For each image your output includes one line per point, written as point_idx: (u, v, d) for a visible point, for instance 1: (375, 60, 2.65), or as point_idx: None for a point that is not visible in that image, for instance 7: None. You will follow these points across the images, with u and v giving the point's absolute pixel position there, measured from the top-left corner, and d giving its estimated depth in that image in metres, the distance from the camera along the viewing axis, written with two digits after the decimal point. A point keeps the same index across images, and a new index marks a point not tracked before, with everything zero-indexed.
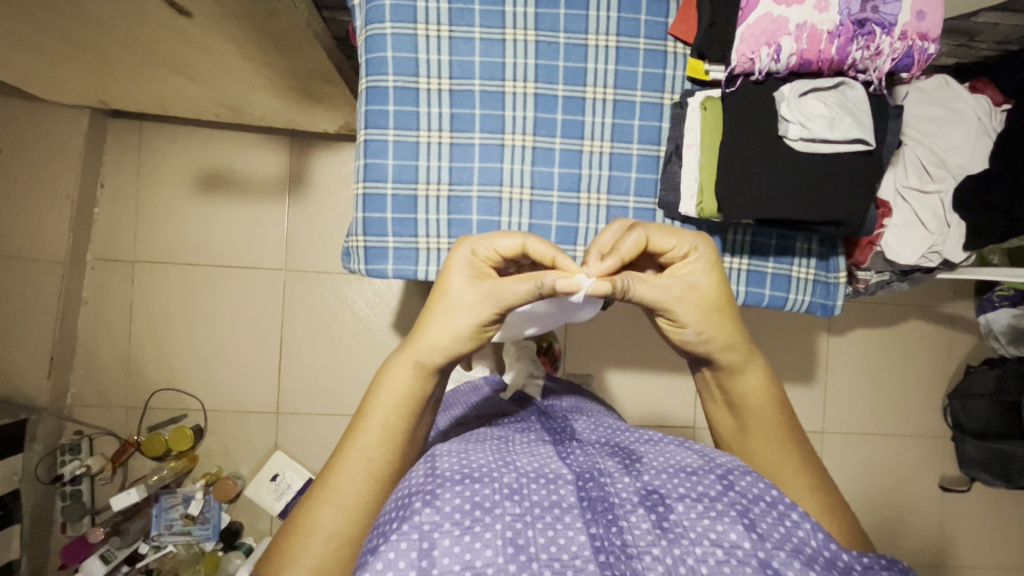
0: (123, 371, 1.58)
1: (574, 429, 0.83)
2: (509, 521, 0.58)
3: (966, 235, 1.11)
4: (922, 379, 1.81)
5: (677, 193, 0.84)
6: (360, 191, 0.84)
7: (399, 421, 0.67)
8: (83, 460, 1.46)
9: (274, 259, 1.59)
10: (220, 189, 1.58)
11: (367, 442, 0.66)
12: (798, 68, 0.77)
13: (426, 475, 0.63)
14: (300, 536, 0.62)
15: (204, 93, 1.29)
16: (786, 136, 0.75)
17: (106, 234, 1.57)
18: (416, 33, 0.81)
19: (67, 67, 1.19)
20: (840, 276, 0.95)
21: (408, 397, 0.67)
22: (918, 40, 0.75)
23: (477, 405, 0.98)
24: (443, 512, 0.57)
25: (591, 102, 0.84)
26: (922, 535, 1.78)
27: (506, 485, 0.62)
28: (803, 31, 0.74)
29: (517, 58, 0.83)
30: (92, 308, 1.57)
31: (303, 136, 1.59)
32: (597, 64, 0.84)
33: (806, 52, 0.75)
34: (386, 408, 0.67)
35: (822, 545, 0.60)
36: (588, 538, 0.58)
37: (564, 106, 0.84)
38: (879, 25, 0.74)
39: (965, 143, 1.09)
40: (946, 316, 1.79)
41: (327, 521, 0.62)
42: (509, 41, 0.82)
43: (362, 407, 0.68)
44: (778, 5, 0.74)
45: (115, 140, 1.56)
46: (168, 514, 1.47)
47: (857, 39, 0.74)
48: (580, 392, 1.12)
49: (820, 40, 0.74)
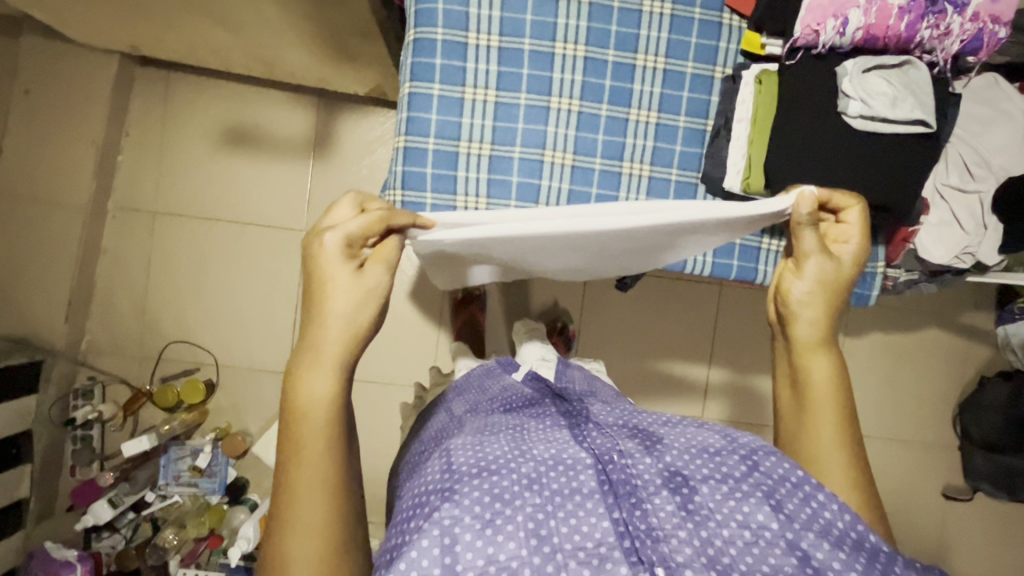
0: (138, 320, 1.58)
1: (590, 412, 0.79)
2: (530, 511, 0.58)
3: (1000, 240, 1.09)
4: (934, 387, 1.80)
5: (722, 168, 0.82)
6: (401, 144, 0.83)
7: (331, 418, 0.63)
8: (95, 407, 1.48)
9: (295, 220, 1.58)
10: (245, 145, 1.57)
11: (308, 456, 0.62)
12: (862, 44, 0.74)
13: (443, 475, 0.64)
14: (288, 533, 0.60)
15: (239, 44, 1.28)
16: (846, 113, 0.74)
17: (130, 182, 1.56)
18: None
19: (102, 5, 1.17)
20: (879, 266, 0.95)
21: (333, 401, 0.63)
22: (990, 23, 0.73)
23: (479, 383, 0.95)
24: (464, 507, 0.58)
25: (641, 70, 0.83)
26: (920, 540, 1.78)
27: (524, 476, 0.62)
28: (872, 4, 0.72)
29: (569, 20, 0.81)
30: (111, 256, 1.57)
31: (331, 97, 1.57)
32: (650, 31, 0.82)
33: (873, 27, 0.73)
34: (319, 423, 0.62)
35: (849, 526, 0.61)
36: (611, 522, 0.58)
37: (613, 72, 0.83)
38: (951, 4, 0.72)
39: (1010, 144, 1.06)
40: (964, 325, 1.78)
41: (312, 515, 0.60)
42: (561, 2, 0.81)
43: (289, 429, 0.63)
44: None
45: (144, 89, 1.55)
46: (177, 464, 1.48)
47: (928, 16, 0.72)
48: (593, 376, 1.05)
49: (889, 15, 0.72)
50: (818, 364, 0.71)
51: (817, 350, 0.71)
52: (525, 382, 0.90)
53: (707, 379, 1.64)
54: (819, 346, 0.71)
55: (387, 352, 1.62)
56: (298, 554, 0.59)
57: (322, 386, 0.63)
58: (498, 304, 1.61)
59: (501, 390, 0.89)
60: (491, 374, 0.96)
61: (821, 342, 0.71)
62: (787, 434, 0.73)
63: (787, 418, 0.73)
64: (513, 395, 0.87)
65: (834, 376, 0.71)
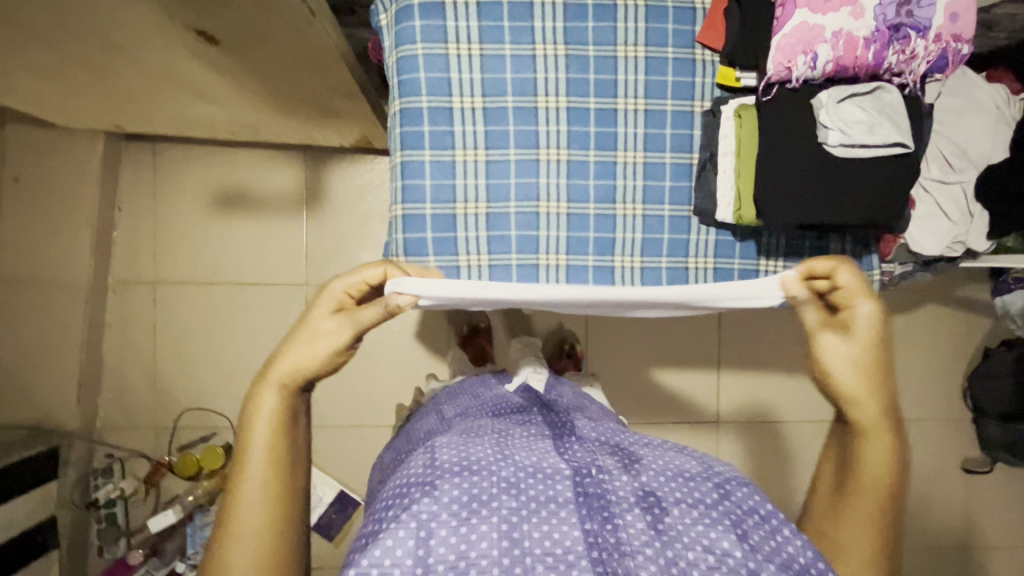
0: (150, 392, 1.58)
1: (575, 425, 0.81)
2: (505, 514, 0.62)
3: (989, 225, 1.13)
4: (941, 364, 1.82)
5: (712, 201, 0.85)
6: (399, 213, 0.85)
7: (279, 436, 0.70)
8: (116, 483, 1.49)
9: (295, 274, 1.60)
10: (236, 207, 1.59)
11: (256, 462, 0.68)
12: (834, 74, 0.77)
13: (427, 467, 0.67)
14: (231, 531, 0.66)
15: (221, 115, 1.30)
16: (826, 143, 0.76)
17: (128, 256, 1.57)
18: (447, 52, 0.82)
19: (83, 93, 1.19)
20: (875, 273, 0.96)
21: (281, 418, 0.70)
22: (953, 41, 0.76)
23: (472, 389, 0.96)
24: (442, 503, 0.61)
25: (623, 112, 0.85)
26: (945, 517, 1.80)
27: (504, 479, 0.65)
28: (839, 38, 0.75)
29: (547, 74, 0.84)
30: (117, 331, 1.58)
31: (317, 150, 1.59)
32: (627, 75, 0.85)
33: (842, 59, 0.75)
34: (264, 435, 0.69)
35: (811, 562, 0.63)
36: (582, 531, 0.61)
37: (596, 118, 0.85)
38: (914, 29, 0.75)
39: (984, 132, 1.09)
40: (962, 300, 1.80)
41: (250, 514, 0.66)
42: (539, 56, 0.83)
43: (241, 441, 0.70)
44: (813, 14, 0.75)
45: (133, 163, 1.57)
46: (203, 531, 1.48)
47: (893, 43, 0.75)
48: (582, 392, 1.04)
49: (856, 47, 0.75)
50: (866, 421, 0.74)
51: (873, 420, 0.74)
52: (517, 394, 0.91)
53: (718, 384, 1.67)
54: (867, 434, 0.74)
55: (400, 394, 1.62)
56: (239, 547, 0.65)
57: (271, 409, 0.70)
58: (504, 334, 1.62)
59: (492, 397, 0.91)
60: (483, 384, 0.97)
61: (875, 428, 0.73)
62: (819, 512, 0.77)
63: (823, 493, 0.77)
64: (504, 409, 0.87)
65: (883, 465, 0.73)
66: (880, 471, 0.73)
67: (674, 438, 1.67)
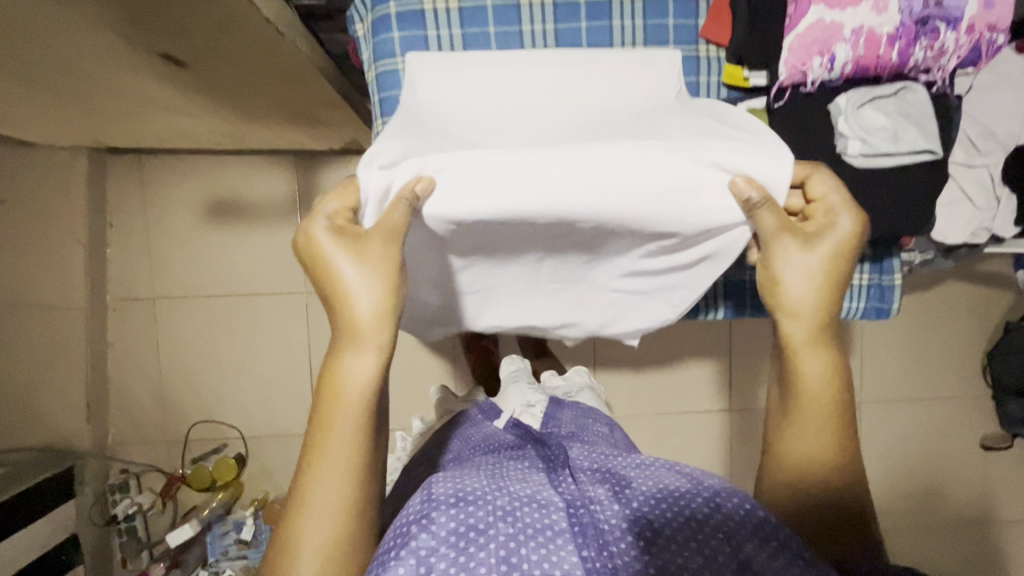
0: (158, 407, 1.57)
1: (568, 455, 0.79)
2: (502, 540, 0.59)
3: (1016, 209, 1.05)
4: (961, 341, 1.74)
5: None
6: None
7: (368, 398, 0.60)
8: (133, 498, 1.48)
9: (293, 282, 1.57)
10: (228, 217, 1.55)
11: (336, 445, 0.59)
12: (852, 75, 0.76)
13: (422, 501, 0.62)
14: (307, 504, 0.58)
15: (205, 126, 1.25)
16: (846, 153, 0.77)
17: (123, 273, 1.55)
18: (423, 7, 0.82)
19: (54, 110, 1.14)
20: (897, 278, 0.92)
21: (363, 405, 0.60)
22: (986, 31, 0.74)
23: (462, 431, 0.95)
24: (439, 536, 0.58)
25: (618, 3, 0.83)
26: (962, 494, 1.76)
27: (499, 507, 0.62)
28: (860, 36, 0.73)
29: (534, 25, 0.83)
30: (119, 348, 1.56)
31: (306, 153, 1.54)
32: (621, 20, 0.83)
33: (862, 59, 0.74)
34: (352, 414, 0.59)
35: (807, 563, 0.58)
36: (579, 559, 0.59)
37: (586, 10, 0.83)
38: (944, 21, 0.73)
39: (1016, 110, 1.00)
40: (983, 274, 1.71)
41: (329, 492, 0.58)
42: (524, 6, 0.83)
43: (319, 409, 0.60)
44: (830, 10, 0.72)
45: (118, 177, 1.52)
46: (223, 540, 1.47)
47: (921, 39, 0.73)
48: (581, 406, 1.06)
49: (879, 45, 0.73)
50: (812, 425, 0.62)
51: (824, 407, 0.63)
52: (508, 430, 0.89)
53: (730, 370, 1.62)
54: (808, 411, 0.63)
55: (403, 398, 1.59)
56: (308, 536, 0.57)
57: (361, 372, 0.60)
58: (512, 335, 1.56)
59: (482, 437, 0.89)
60: (472, 423, 0.96)
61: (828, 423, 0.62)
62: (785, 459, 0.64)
63: (773, 419, 0.66)
64: (503, 449, 0.84)
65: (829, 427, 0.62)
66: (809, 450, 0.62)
67: (681, 430, 1.64)
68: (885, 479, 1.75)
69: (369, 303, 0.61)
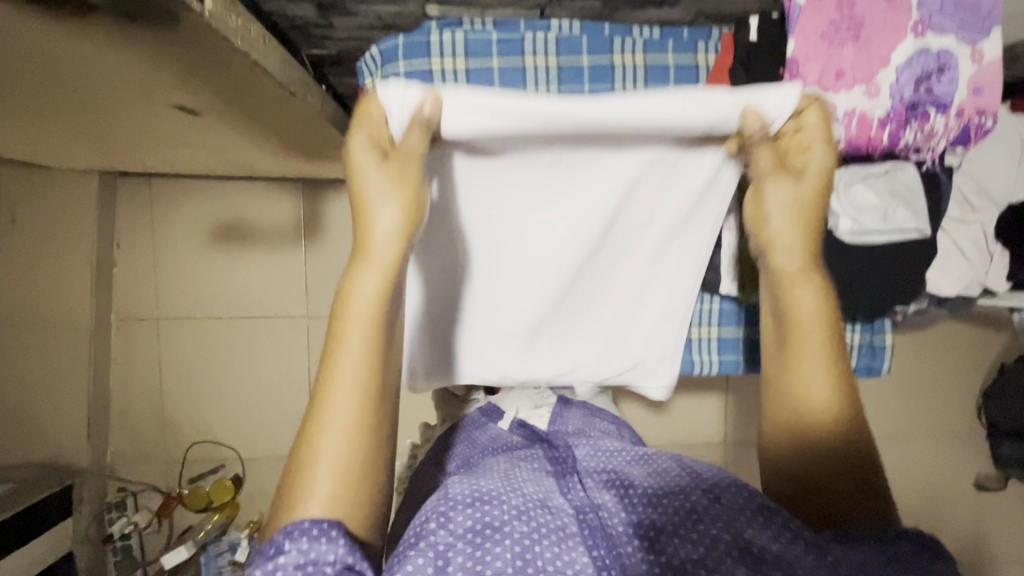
0: (158, 426, 1.59)
1: (576, 460, 0.81)
2: (517, 537, 0.59)
3: (1008, 264, 1.06)
4: (956, 380, 1.75)
5: (718, 274, 0.88)
6: None
7: (377, 327, 0.59)
8: (129, 517, 1.51)
9: (295, 305, 1.58)
10: (234, 240, 1.57)
11: (347, 362, 0.57)
12: (846, 151, 0.78)
13: (438, 502, 0.65)
14: (316, 434, 0.56)
15: (216, 157, 1.27)
16: (837, 230, 0.80)
17: (129, 293, 1.57)
18: (431, 67, 0.84)
19: (70, 141, 1.17)
20: (887, 338, 0.93)
21: (374, 326, 0.59)
22: (977, 115, 0.75)
23: (468, 436, 0.97)
24: (455, 533, 0.59)
25: (620, 69, 0.86)
26: (956, 532, 1.76)
27: (514, 507, 0.64)
28: (852, 118, 0.74)
29: (539, 86, 0.86)
30: (122, 366, 1.58)
31: (313, 180, 1.56)
32: (624, 83, 0.86)
33: (855, 138, 0.76)
34: (364, 325, 0.58)
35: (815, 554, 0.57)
36: (590, 558, 0.60)
37: (591, 75, 0.86)
38: (933, 106, 0.74)
39: (1008, 169, 1.02)
40: (979, 315, 1.72)
41: (341, 418, 0.56)
42: (529, 68, 0.85)
43: (330, 334, 0.59)
44: (824, 93, 0.74)
45: (128, 199, 1.55)
46: (218, 560, 1.49)
47: (911, 122, 0.75)
48: (589, 407, 1.08)
49: (871, 127, 0.75)
50: (811, 386, 0.65)
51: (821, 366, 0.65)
52: (514, 431, 0.93)
53: (726, 405, 1.63)
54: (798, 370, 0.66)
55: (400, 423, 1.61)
56: (324, 454, 0.55)
57: (369, 293, 0.59)
58: None
59: (490, 441, 0.91)
60: (476, 426, 0.98)
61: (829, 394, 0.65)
62: (789, 415, 0.66)
63: (772, 373, 0.69)
64: (518, 450, 0.86)
65: (828, 396, 0.65)
66: (813, 403, 0.65)
67: None
68: None
69: (389, 218, 0.61)
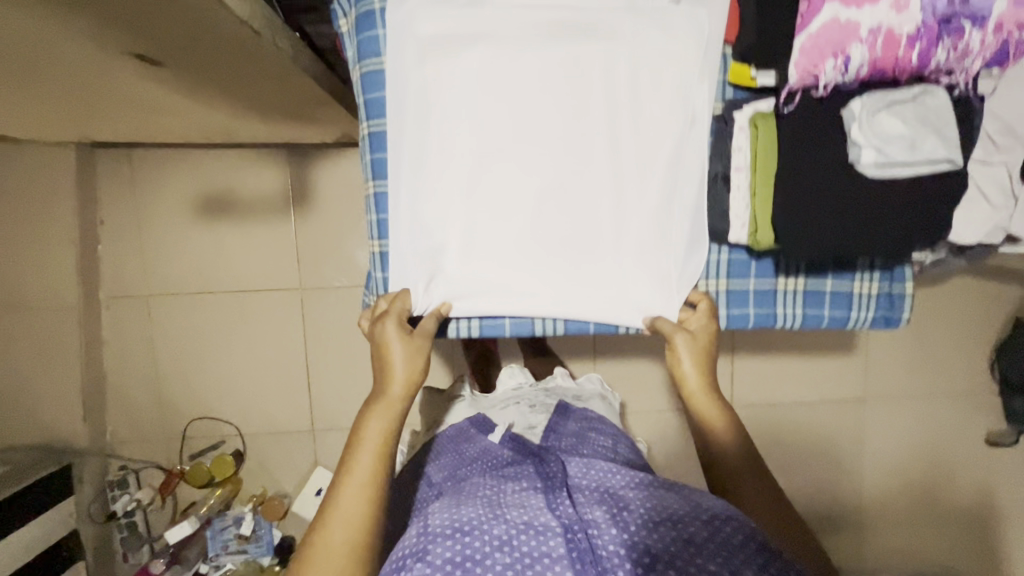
0: (154, 406, 1.57)
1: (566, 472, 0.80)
2: (498, 570, 0.62)
3: None
4: (968, 336, 1.70)
5: (725, 220, 0.84)
6: (376, 249, 0.89)
7: (381, 456, 0.76)
8: (132, 495, 1.48)
9: (287, 278, 1.54)
10: (220, 213, 1.52)
11: (357, 474, 0.74)
12: (868, 77, 0.72)
13: (419, 533, 0.67)
14: (327, 524, 0.71)
15: (192, 123, 1.21)
16: (859, 163, 0.73)
17: (115, 272, 1.52)
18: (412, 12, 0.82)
19: (37, 111, 1.11)
20: (908, 286, 0.89)
21: (381, 453, 0.76)
22: (1015, 31, 0.69)
23: (453, 445, 0.94)
24: (435, 563, 0.62)
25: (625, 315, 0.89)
26: (967, 489, 1.74)
27: (496, 536, 0.65)
28: (877, 36, 0.69)
29: None
30: (114, 348, 1.55)
31: (298, 146, 1.50)
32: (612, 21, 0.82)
33: (880, 59, 0.70)
34: (372, 456, 0.75)
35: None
36: None
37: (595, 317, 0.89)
38: (970, 21, 0.68)
39: None
40: (994, 268, 1.66)
41: (342, 528, 0.70)
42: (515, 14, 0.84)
43: (346, 454, 0.76)
44: (846, 7, 0.69)
45: (107, 172, 1.49)
46: (224, 534, 1.47)
47: (943, 40, 0.69)
48: (588, 414, 1.03)
49: (897, 46, 0.69)
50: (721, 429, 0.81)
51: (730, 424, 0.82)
52: (503, 444, 0.89)
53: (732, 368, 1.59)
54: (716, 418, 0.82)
55: None
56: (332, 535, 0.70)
57: (377, 432, 0.77)
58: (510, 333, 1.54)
59: (478, 452, 0.89)
60: (464, 437, 0.94)
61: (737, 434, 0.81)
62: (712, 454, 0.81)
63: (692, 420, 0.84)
64: (502, 468, 0.84)
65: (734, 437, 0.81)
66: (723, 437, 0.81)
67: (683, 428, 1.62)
68: (888, 475, 1.74)
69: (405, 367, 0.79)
